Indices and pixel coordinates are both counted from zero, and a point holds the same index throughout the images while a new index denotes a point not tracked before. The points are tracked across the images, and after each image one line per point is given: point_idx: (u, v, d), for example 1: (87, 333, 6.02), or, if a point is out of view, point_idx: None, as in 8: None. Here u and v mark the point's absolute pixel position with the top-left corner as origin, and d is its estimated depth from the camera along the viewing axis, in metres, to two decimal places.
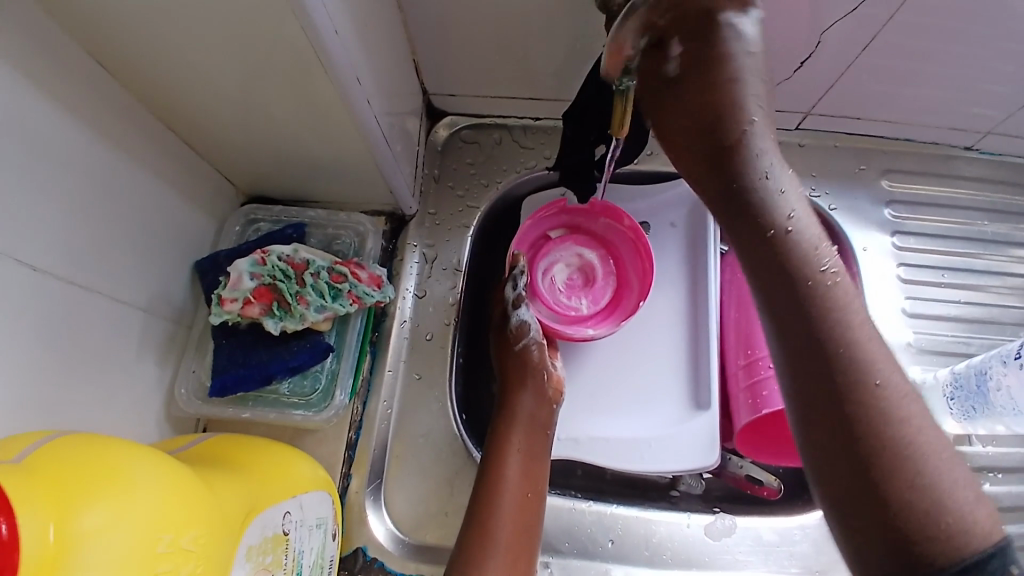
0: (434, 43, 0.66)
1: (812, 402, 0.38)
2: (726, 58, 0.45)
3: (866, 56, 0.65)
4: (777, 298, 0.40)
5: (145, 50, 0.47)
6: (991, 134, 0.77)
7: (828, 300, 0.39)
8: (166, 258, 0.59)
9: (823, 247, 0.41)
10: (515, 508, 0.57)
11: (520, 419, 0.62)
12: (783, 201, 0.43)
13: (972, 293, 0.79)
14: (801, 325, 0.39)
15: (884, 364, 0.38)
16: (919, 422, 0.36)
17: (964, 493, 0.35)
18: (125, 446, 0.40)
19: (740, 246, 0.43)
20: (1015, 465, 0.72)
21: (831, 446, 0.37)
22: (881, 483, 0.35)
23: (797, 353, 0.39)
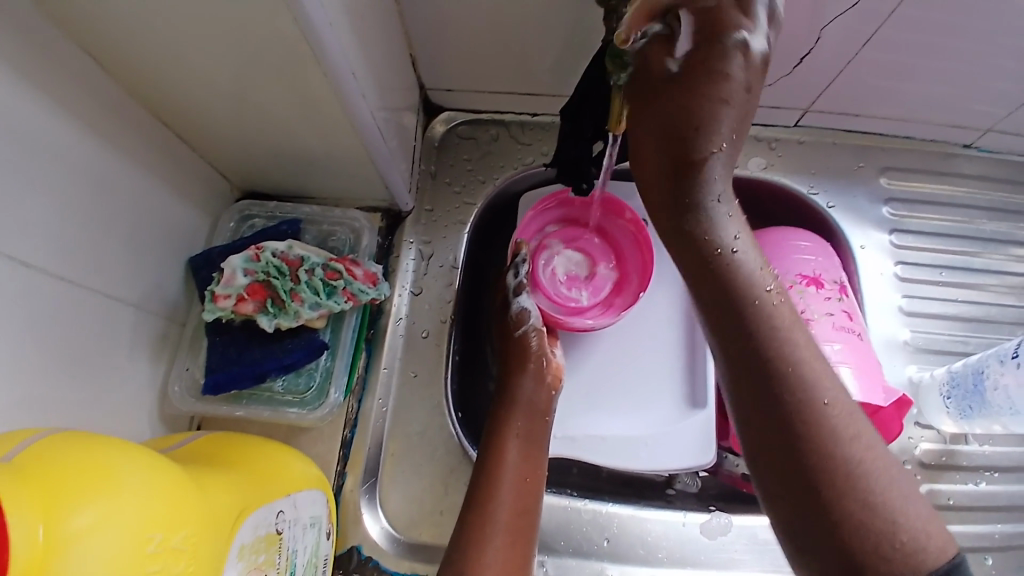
0: (431, 37, 0.66)
1: (768, 433, 0.42)
2: (714, 82, 0.45)
3: (866, 52, 0.65)
4: (731, 326, 0.44)
5: (135, 43, 0.46)
6: (990, 132, 0.77)
7: (775, 333, 0.43)
8: (158, 255, 0.59)
9: (762, 274, 0.46)
10: (513, 498, 0.56)
11: (520, 404, 0.62)
12: (726, 230, 0.47)
13: (970, 292, 0.79)
14: (752, 361, 0.43)
15: (831, 390, 0.42)
16: (869, 444, 0.41)
17: (914, 510, 0.39)
18: (115, 444, 0.39)
19: (693, 276, 0.47)
20: (1010, 464, 0.72)
21: (790, 475, 0.40)
22: (839, 509, 0.39)
23: (751, 377, 0.43)
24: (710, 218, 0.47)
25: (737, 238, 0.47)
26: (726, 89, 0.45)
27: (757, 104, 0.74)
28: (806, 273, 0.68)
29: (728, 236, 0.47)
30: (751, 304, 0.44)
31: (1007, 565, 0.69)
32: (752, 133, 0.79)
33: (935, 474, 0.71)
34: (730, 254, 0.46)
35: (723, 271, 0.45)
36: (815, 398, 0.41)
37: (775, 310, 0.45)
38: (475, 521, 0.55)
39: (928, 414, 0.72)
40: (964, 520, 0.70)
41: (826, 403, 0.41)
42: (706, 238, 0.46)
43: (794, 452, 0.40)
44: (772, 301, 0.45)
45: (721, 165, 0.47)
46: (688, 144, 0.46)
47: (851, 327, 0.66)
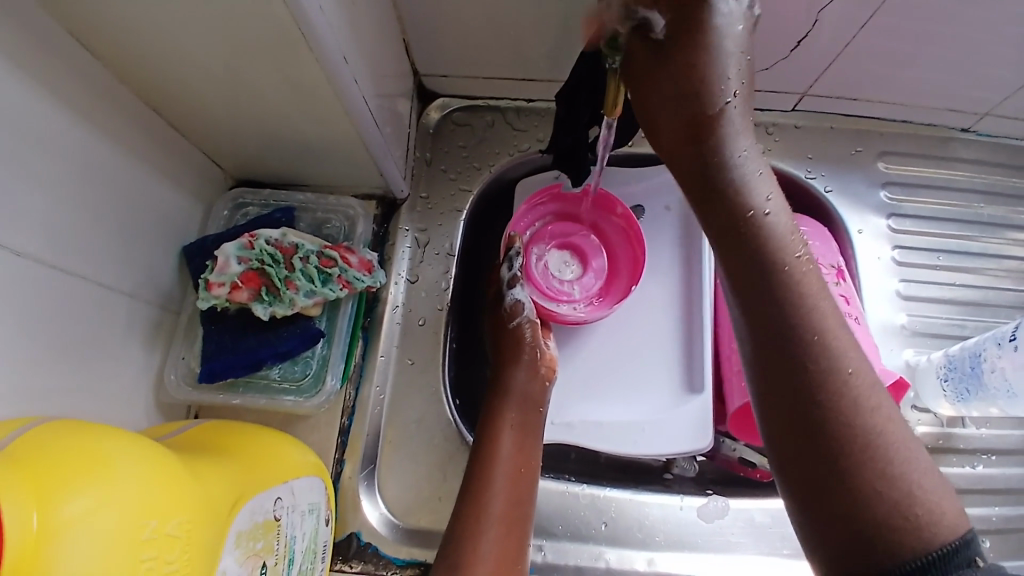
0: (424, 22, 0.65)
1: (784, 398, 0.40)
2: (705, 41, 0.47)
3: (864, 36, 0.64)
4: (753, 289, 0.43)
5: (125, 28, 0.46)
6: (989, 115, 0.76)
7: (800, 299, 0.42)
8: (152, 243, 0.58)
9: (794, 238, 0.45)
10: (508, 491, 0.56)
11: (515, 393, 0.62)
12: (759, 189, 0.46)
13: (968, 277, 0.78)
14: (772, 325, 0.42)
15: (852, 359, 0.41)
16: (887, 416, 0.39)
17: (931, 486, 0.38)
18: (108, 432, 0.39)
19: (719, 237, 0.46)
20: (1007, 447, 0.73)
21: (803, 440, 0.39)
22: (851, 478, 0.38)
23: (771, 341, 0.42)
24: (738, 179, 0.46)
25: (770, 200, 0.46)
26: (718, 48, 0.47)
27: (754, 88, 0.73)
28: None
29: (760, 198, 0.46)
30: (776, 268, 0.43)
31: (1004, 548, 0.69)
32: None
33: (933, 457, 0.72)
34: (763, 216, 0.45)
35: (754, 232, 0.44)
36: (835, 366, 0.40)
37: (804, 276, 0.43)
38: (467, 515, 0.55)
39: (925, 397, 0.72)
40: (961, 502, 0.71)
41: (847, 372, 0.40)
42: (735, 197, 0.45)
43: (808, 417, 0.39)
44: (799, 268, 0.43)
45: (739, 129, 0.48)
46: (703, 108, 0.47)
47: (848, 312, 0.66)
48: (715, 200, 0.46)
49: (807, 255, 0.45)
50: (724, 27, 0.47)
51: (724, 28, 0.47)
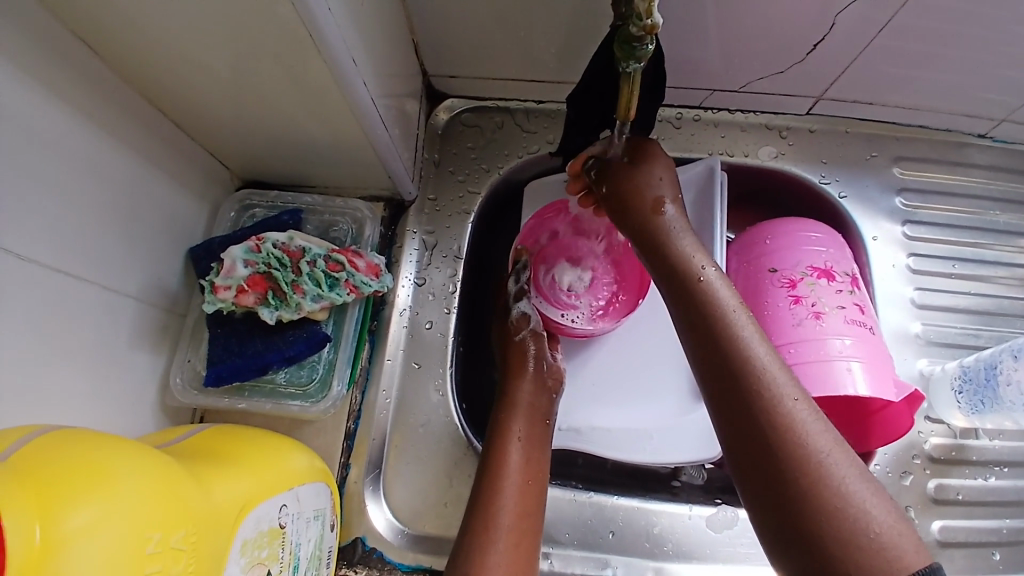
0: (433, 22, 0.64)
1: (738, 434, 0.44)
2: (637, 177, 0.56)
3: (881, 38, 0.63)
4: (700, 332, 0.48)
5: (129, 28, 0.45)
6: (1006, 121, 0.75)
7: (737, 338, 0.46)
8: (158, 244, 0.58)
9: (731, 293, 0.50)
10: (517, 498, 0.56)
11: (520, 405, 0.62)
12: (697, 257, 0.52)
13: (982, 285, 0.77)
14: (717, 368, 0.46)
15: (794, 392, 0.44)
16: (836, 442, 0.42)
17: (883, 507, 0.39)
18: (114, 443, 0.39)
19: (672, 291, 0.51)
20: (1020, 459, 0.72)
21: (761, 471, 0.42)
22: (809, 500, 0.40)
23: (719, 373, 0.46)
24: (680, 252, 0.52)
25: (709, 266, 0.51)
26: (649, 178, 0.56)
27: (767, 91, 0.72)
28: (817, 265, 0.67)
29: (696, 259, 0.52)
30: (716, 315, 0.48)
31: (1016, 561, 0.68)
32: (761, 121, 0.77)
33: (945, 468, 0.70)
34: (704, 278, 0.50)
35: (695, 288, 0.50)
36: (781, 399, 0.43)
37: (743, 322, 0.47)
38: (479, 525, 0.54)
39: (938, 408, 0.71)
40: (972, 515, 0.70)
41: (793, 404, 0.43)
42: (681, 266, 0.51)
43: (763, 446, 0.42)
44: (737, 314, 0.48)
45: (676, 223, 0.54)
46: (640, 217, 0.55)
47: (862, 321, 0.64)
48: (660, 258, 0.53)
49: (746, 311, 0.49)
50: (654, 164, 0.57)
51: (654, 168, 0.57)
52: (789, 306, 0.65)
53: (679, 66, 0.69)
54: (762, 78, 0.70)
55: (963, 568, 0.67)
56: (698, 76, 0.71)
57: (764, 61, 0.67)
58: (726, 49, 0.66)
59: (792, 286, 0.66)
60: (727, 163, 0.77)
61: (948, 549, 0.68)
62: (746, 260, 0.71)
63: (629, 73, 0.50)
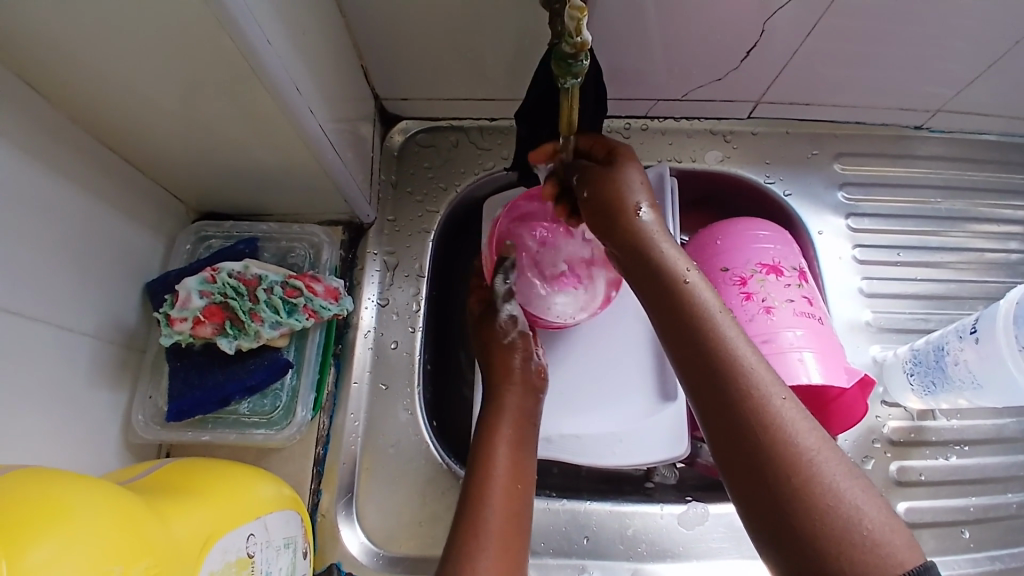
0: (380, 47, 0.66)
1: (729, 437, 0.43)
2: (610, 184, 0.54)
3: (811, 41, 0.66)
4: (685, 339, 0.47)
5: (71, 66, 0.45)
6: (940, 112, 0.79)
7: (723, 344, 0.46)
8: (114, 281, 0.58)
9: (715, 297, 0.49)
10: (496, 506, 0.55)
11: (508, 412, 0.63)
12: (679, 260, 0.50)
13: (930, 270, 0.80)
14: (703, 372, 0.45)
15: (780, 393, 0.43)
16: (824, 440, 0.42)
17: (872, 503, 0.40)
18: (72, 478, 0.39)
19: (656, 296, 0.50)
20: (978, 436, 0.74)
21: (751, 472, 0.42)
22: (800, 502, 0.40)
23: (706, 378, 0.45)
24: (661, 257, 0.50)
25: (692, 270, 0.50)
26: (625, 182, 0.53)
27: (709, 98, 0.75)
28: (766, 261, 0.69)
29: (679, 262, 0.50)
30: (700, 318, 0.47)
31: (983, 537, 0.71)
32: (707, 127, 0.80)
33: (905, 450, 0.73)
34: (687, 284, 0.49)
35: (679, 294, 0.48)
36: (769, 400, 0.43)
37: (727, 326, 0.47)
38: (466, 530, 0.54)
39: (893, 392, 0.74)
40: (936, 494, 0.72)
41: (780, 404, 0.43)
42: (663, 271, 0.50)
43: (754, 447, 0.42)
44: (723, 318, 0.47)
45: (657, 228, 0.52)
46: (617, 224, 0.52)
47: (811, 312, 0.66)
48: (642, 264, 0.51)
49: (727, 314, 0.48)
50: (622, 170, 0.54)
51: (628, 175, 0.54)
52: (741, 303, 0.67)
53: (623, 78, 0.72)
54: (702, 85, 0.73)
55: (932, 547, 0.70)
56: (642, 87, 0.73)
57: (703, 69, 0.70)
58: (665, 60, 0.69)
59: (743, 283, 0.68)
60: (676, 169, 0.80)
61: (916, 530, 0.70)
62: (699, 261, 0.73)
63: (568, 89, 0.52)
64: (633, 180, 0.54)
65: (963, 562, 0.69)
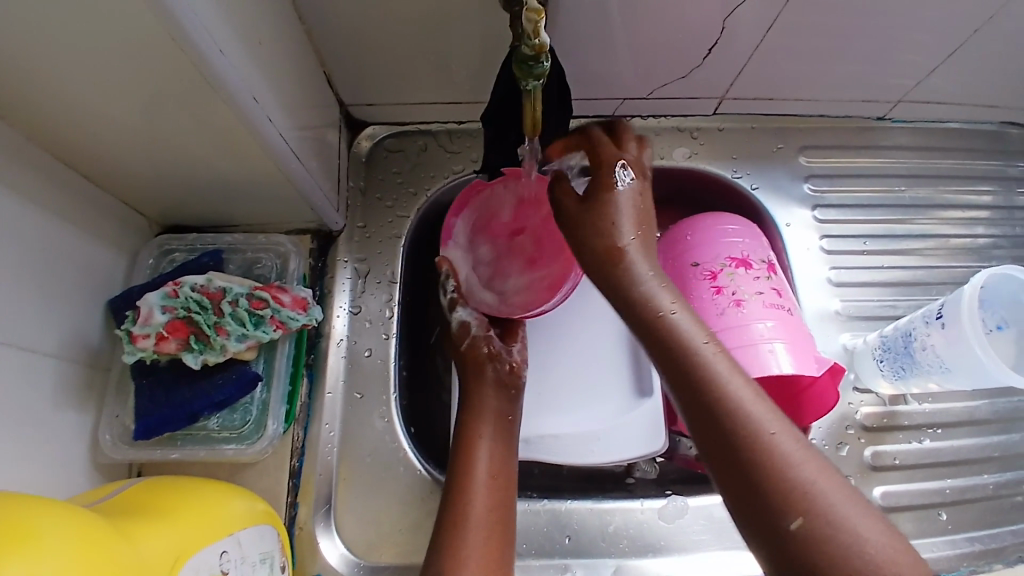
0: (342, 53, 0.65)
1: (731, 469, 0.44)
2: (591, 223, 0.56)
3: (771, 37, 0.67)
4: (675, 373, 0.49)
5: (19, 81, 0.44)
6: (901, 103, 0.80)
7: (711, 377, 0.47)
8: (76, 300, 0.56)
9: (700, 330, 0.51)
10: (488, 496, 0.57)
11: (486, 415, 0.62)
12: (663, 297, 0.53)
13: (897, 258, 0.82)
14: (701, 407, 0.46)
15: (776, 424, 0.45)
16: (820, 464, 0.43)
17: (874, 526, 0.41)
18: (32, 501, 0.38)
19: (645, 333, 0.52)
20: (950, 419, 0.76)
21: (754, 501, 0.43)
22: (803, 529, 0.41)
23: (700, 412, 0.46)
24: (646, 295, 0.53)
25: (675, 305, 0.52)
26: (607, 220, 0.55)
27: (674, 96, 0.76)
28: (735, 255, 0.70)
29: (663, 298, 0.53)
30: (688, 352, 0.49)
31: (958, 518, 0.72)
32: (673, 124, 0.81)
33: (879, 436, 0.74)
34: (671, 320, 0.51)
35: (665, 330, 0.51)
36: (762, 429, 0.44)
37: (714, 358, 0.48)
38: (450, 527, 0.54)
39: (864, 378, 0.75)
40: (912, 478, 0.73)
41: (773, 433, 0.44)
42: (649, 308, 0.52)
43: (752, 477, 0.43)
44: (714, 352, 0.49)
45: (642, 265, 0.54)
46: (605, 264, 0.55)
47: (781, 303, 0.67)
48: (628, 303, 0.53)
49: (715, 345, 0.50)
50: (603, 206, 0.56)
51: (607, 211, 0.56)
52: (712, 297, 0.68)
53: (588, 78, 0.72)
54: (667, 83, 0.73)
55: (910, 531, 0.71)
56: (607, 86, 0.74)
57: (666, 67, 0.71)
58: (629, 59, 0.69)
59: (713, 277, 0.69)
60: None
61: (893, 514, 0.71)
62: (669, 256, 0.73)
63: (530, 90, 0.52)
64: (614, 215, 0.56)
65: (942, 544, 0.70)
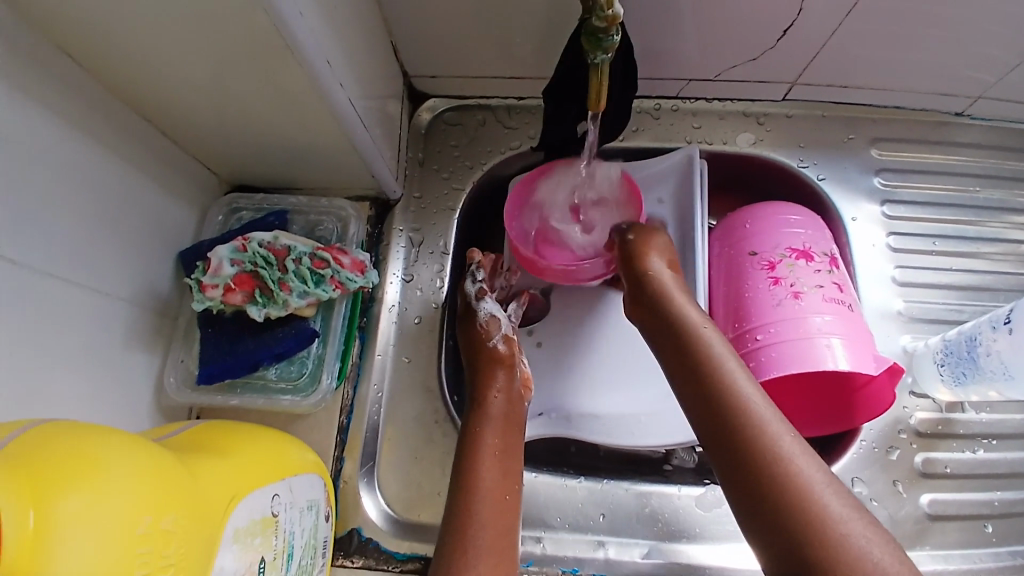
0: (410, 24, 0.66)
1: (728, 466, 0.45)
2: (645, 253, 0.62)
3: (850, 21, 0.64)
4: (689, 376, 0.51)
5: (109, 37, 0.47)
6: (982, 99, 0.76)
7: (724, 382, 0.49)
8: (149, 249, 0.59)
9: (722, 342, 0.53)
10: (491, 505, 0.53)
11: (494, 416, 0.60)
12: (692, 314, 0.56)
13: (966, 261, 0.78)
14: (710, 406, 0.48)
15: (786, 431, 0.45)
16: (824, 472, 0.43)
17: (874, 532, 0.39)
18: (103, 432, 0.40)
19: (669, 343, 0.55)
20: (1010, 432, 0.72)
21: (753, 497, 0.43)
22: (800, 525, 0.40)
23: (708, 411, 0.49)
24: (676, 311, 0.56)
25: (704, 321, 0.55)
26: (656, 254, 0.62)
27: (741, 79, 0.74)
28: (796, 246, 0.68)
29: (693, 315, 0.56)
30: (705, 358, 0.51)
31: (1009, 533, 0.69)
32: (739, 108, 0.79)
33: (931, 442, 0.71)
34: (696, 329, 0.54)
35: (688, 338, 0.54)
36: (768, 431, 0.45)
37: (730, 366, 0.50)
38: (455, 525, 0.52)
39: (923, 383, 0.72)
40: (962, 488, 0.70)
41: (782, 437, 0.45)
42: (676, 321, 0.56)
43: (752, 474, 0.44)
44: (730, 363, 0.51)
45: (676, 290, 0.59)
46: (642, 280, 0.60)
47: (841, 299, 0.65)
48: (659, 315, 0.57)
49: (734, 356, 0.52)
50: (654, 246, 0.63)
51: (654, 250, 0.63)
52: (769, 287, 0.66)
53: (653, 58, 0.71)
54: (736, 65, 0.71)
55: (955, 541, 0.68)
56: (673, 66, 0.72)
57: (734, 49, 0.69)
58: (698, 39, 0.67)
59: (771, 268, 0.67)
60: (706, 152, 0.78)
61: (939, 523, 0.69)
62: (727, 244, 0.72)
63: (598, 64, 0.51)
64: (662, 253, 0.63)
65: (986, 557, 0.68)
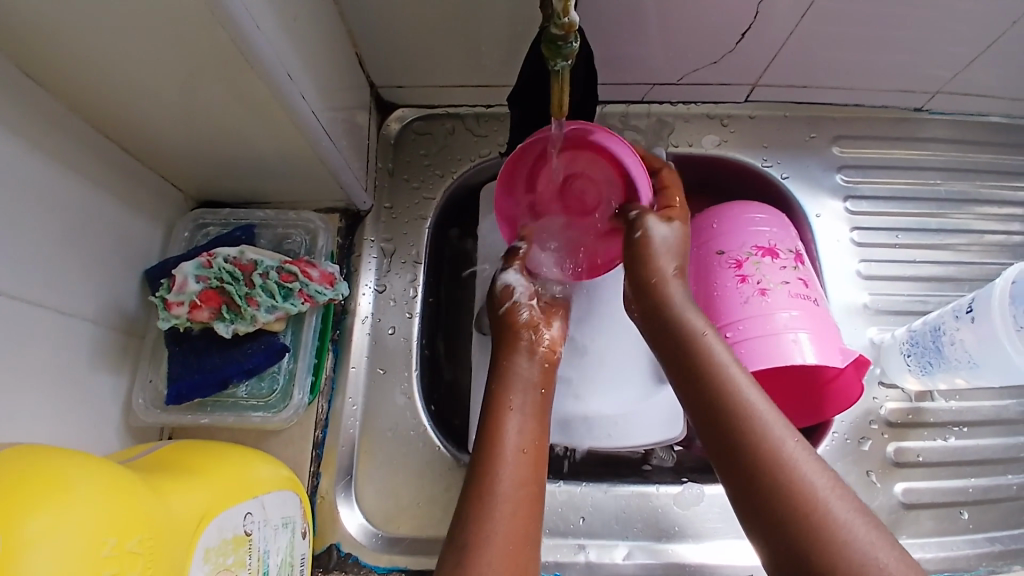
0: (374, 34, 0.66)
1: (738, 473, 0.46)
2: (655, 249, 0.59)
3: (806, 23, 0.65)
4: (696, 386, 0.51)
5: (65, 54, 0.46)
6: (940, 93, 0.78)
7: (732, 392, 0.49)
8: (114, 268, 0.59)
9: (726, 351, 0.53)
10: (517, 470, 0.53)
11: (517, 382, 0.59)
12: (694, 318, 0.55)
13: (929, 252, 0.80)
14: (718, 417, 0.49)
15: (792, 440, 0.46)
16: (831, 478, 0.44)
17: (880, 536, 0.41)
18: (66, 453, 0.40)
19: (672, 351, 0.55)
20: (979, 418, 0.74)
21: (762, 506, 0.44)
22: (811, 533, 0.42)
23: (716, 421, 0.49)
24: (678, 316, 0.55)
25: (706, 326, 0.54)
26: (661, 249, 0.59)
27: (705, 81, 0.75)
28: (762, 244, 0.69)
29: (694, 320, 0.55)
30: (710, 369, 0.51)
31: (982, 519, 0.70)
32: (703, 111, 0.80)
33: (903, 432, 0.73)
34: (700, 337, 0.53)
35: (692, 347, 0.53)
36: (774, 441, 0.46)
37: (736, 376, 0.51)
38: (474, 505, 0.51)
39: (891, 373, 0.73)
40: (935, 476, 0.71)
41: (789, 444, 0.46)
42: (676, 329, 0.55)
43: (762, 483, 0.45)
44: (734, 369, 0.51)
45: (679, 290, 0.57)
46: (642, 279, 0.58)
47: (807, 294, 0.66)
48: (660, 321, 0.56)
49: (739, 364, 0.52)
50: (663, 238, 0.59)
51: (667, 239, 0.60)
52: (736, 285, 0.67)
53: (618, 63, 0.72)
54: (698, 68, 0.72)
55: (930, 528, 0.69)
56: (638, 71, 0.73)
57: (696, 52, 0.70)
58: (661, 43, 0.68)
59: (738, 266, 0.68)
60: (673, 153, 0.79)
61: (913, 511, 0.70)
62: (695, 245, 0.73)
63: (558, 71, 0.52)
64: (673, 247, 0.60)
65: (962, 543, 0.69)
